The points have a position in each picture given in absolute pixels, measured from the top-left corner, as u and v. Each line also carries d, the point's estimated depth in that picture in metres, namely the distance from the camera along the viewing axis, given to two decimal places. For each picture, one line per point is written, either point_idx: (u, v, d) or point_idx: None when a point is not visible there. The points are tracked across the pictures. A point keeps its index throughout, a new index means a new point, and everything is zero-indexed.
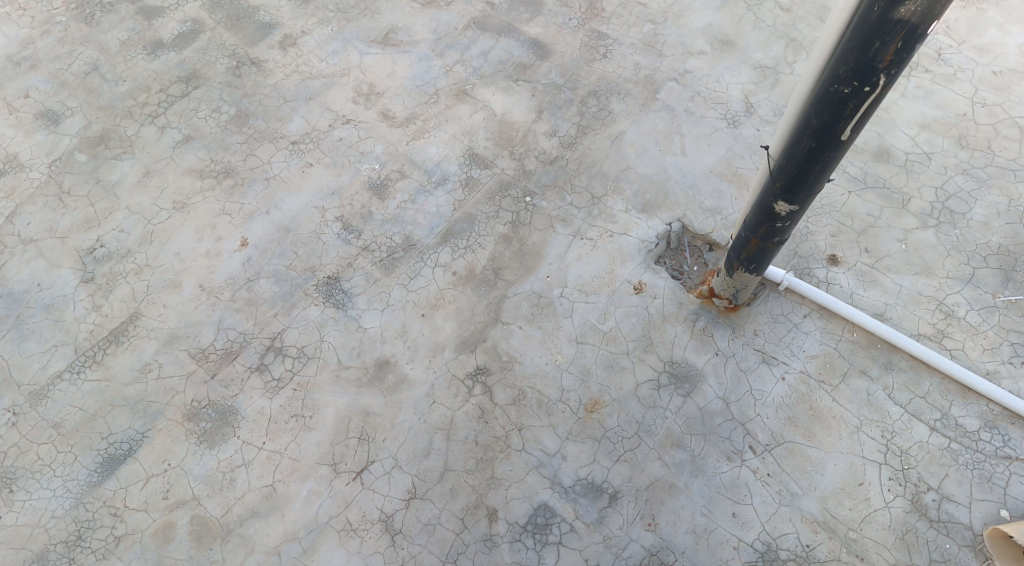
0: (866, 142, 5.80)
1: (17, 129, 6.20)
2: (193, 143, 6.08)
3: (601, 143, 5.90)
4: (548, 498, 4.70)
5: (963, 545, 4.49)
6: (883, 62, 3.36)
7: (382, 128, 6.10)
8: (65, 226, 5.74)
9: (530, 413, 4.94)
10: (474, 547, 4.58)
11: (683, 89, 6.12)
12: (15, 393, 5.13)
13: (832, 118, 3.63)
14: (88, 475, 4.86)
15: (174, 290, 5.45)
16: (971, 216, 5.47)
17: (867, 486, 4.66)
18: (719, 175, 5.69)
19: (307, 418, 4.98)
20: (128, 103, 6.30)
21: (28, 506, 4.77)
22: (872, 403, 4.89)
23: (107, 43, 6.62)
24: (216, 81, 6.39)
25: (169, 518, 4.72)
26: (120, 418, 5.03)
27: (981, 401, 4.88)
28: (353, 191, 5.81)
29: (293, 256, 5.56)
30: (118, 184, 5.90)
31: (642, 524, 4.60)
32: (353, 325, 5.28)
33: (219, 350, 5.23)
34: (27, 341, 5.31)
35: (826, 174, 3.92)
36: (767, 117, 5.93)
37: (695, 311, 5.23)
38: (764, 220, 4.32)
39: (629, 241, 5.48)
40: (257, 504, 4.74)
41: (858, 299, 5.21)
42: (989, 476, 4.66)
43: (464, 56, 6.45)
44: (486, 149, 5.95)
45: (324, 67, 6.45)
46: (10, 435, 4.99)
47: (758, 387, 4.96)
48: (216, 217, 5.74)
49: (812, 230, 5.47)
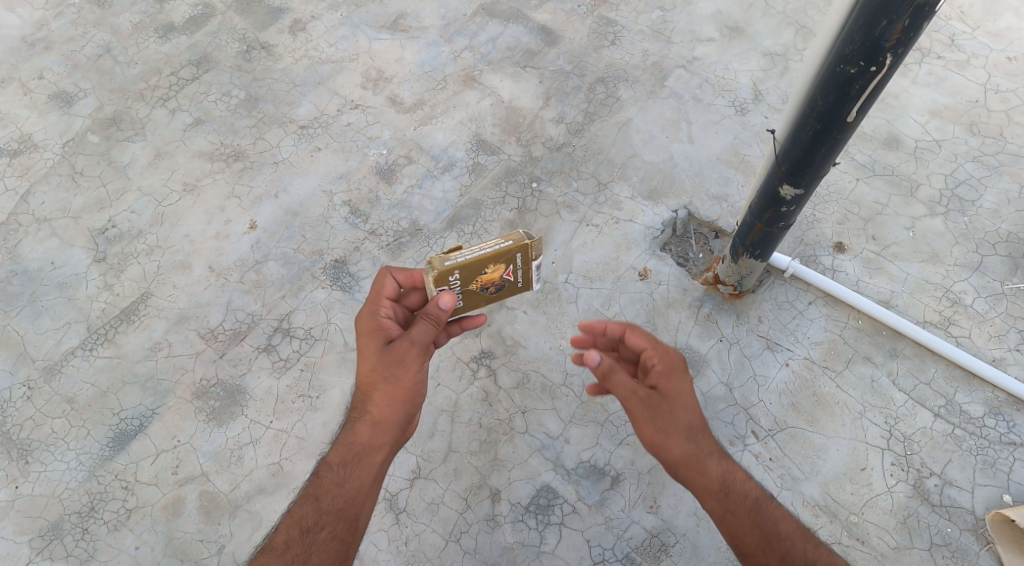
0: (875, 130, 5.77)
1: (31, 110, 6.28)
2: (203, 126, 6.13)
3: (608, 130, 5.91)
4: (551, 479, 4.75)
5: (965, 530, 4.52)
6: (890, 41, 3.35)
7: (390, 113, 6.13)
8: (78, 206, 5.82)
9: (534, 396, 4.98)
10: (478, 526, 4.66)
11: (692, 76, 6.11)
12: (30, 367, 5.24)
13: (838, 99, 3.62)
14: (100, 450, 4.96)
15: (184, 271, 5.53)
16: (980, 204, 5.44)
17: (869, 471, 4.69)
18: (726, 162, 5.69)
19: (314, 398, 5.04)
20: (140, 85, 6.35)
21: (43, 477, 4.90)
22: (876, 389, 4.90)
23: (119, 26, 6.68)
24: (226, 65, 6.43)
25: (178, 493, 4.82)
26: (131, 395, 5.12)
27: (986, 388, 4.87)
28: (361, 175, 5.85)
29: (302, 240, 5.61)
30: (130, 166, 5.97)
31: (644, 506, 4.64)
32: (360, 308, 5.33)
33: (227, 330, 5.30)
34: (41, 318, 5.41)
35: (832, 156, 3.91)
36: (776, 104, 5.91)
37: (700, 298, 5.24)
38: (769, 204, 4.31)
39: (635, 227, 5.50)
40: (265, 481, 4.83)
41: (864, 286, 5.22)
42: (993, 462, 4.67)
43: (473, 42, 6.45)
44: (493, 135, 5.97)
45: (333, 52, 6.48)
46: (25, 409, 5.10)
47: (761, 373, 4.99)
48: (225, 200, 5.80)
49: (819, 217, 5.47)
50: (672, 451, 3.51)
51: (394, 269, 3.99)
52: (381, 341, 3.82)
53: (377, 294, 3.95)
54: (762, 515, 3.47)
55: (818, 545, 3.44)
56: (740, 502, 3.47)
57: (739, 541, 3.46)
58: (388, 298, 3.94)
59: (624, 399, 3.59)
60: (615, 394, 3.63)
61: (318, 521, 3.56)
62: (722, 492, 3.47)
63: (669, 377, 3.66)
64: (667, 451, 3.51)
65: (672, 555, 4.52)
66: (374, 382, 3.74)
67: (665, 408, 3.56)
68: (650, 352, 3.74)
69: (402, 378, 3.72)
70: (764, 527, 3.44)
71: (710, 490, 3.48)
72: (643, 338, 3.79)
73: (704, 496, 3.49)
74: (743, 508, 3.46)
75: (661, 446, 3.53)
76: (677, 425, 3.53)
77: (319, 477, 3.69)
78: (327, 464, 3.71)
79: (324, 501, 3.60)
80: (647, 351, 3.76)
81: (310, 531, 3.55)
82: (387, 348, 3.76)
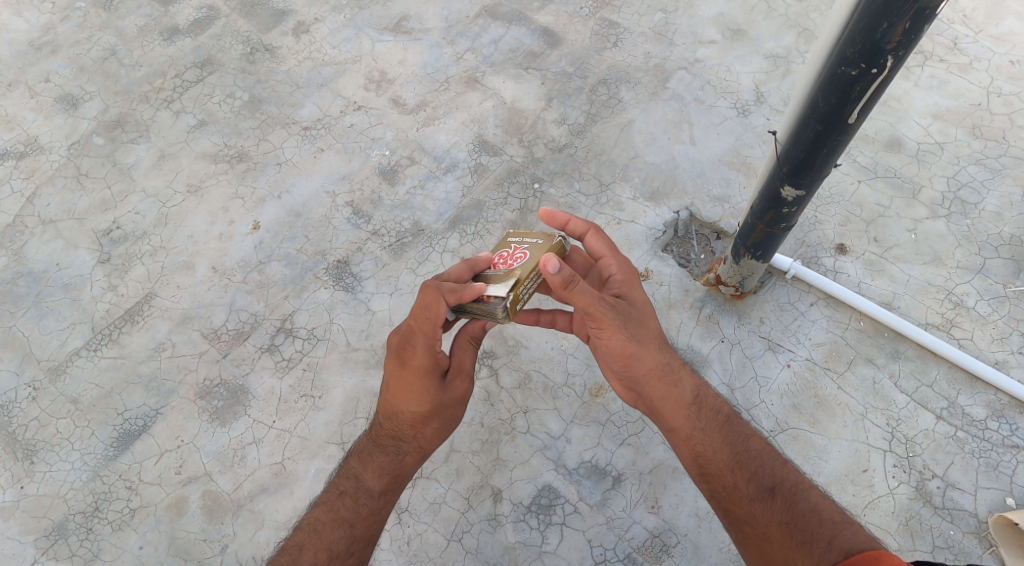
0: (877, 132, 5.78)
1: (37, 112, 6.31)
2: (207, 128, 6.16)
3: (610, 131, 5.93)
4: (553, 479, 4.76)
5: (967, 533, 4.52)
6: (891, 44, 3.36)
7: (392, 115, 6.15)
8: (83, 207, 5.85)
9: (536, 396, 4.99)
10: (479, 526, 4.67)
11: (694, 78, 6.12)
12: (35, 368, 5.27)
13: (839, 101, 3.64)
14: (104, 450, 4.98)
15: (188, 271, 5.55)
16: (982, 207, 5.45)
17: (871, 472, 4.69)
18: (728, 164, 5.70)
19: (316, 398, 5.06)
20: (145, 88, 6.38)
21: (48, 477, 4.93)
22: (877, 390, 4.91)
23: (124, 29, 6.72)
24: (230, 67, 6.46)
25: (182, 493, 4.84)
26: (135, 395, 5.14)
27: (989, 390, 4.87)
28: (364, 177, 5.87)
29: (305, 240, 5.63)
30: (135, 168, 6.00)
31: (645, 507, 4.65)
32: (362, 308, 5.34)
33: (231, 330, 5.32)
34: (46, 318, 5.44)
35: (833, 158, 3.93)
36: (778, 106, 5.92)
37: (701, 298, 5.25)
38: (770, 205, 4.32)
39: (637, 228, 5.51)
40: (268, 481, 4.85)
41: (866, 288, 5.22)
42: (996, 465, 4.67)
43: (476, 44, 6.48)
44: (495, 136, 5.99)
45: (336, 53, 6.51)
46: (31, 409, 5.13)
47: (763, 374, 5.00)
48: (229, 201, 5.82)
49: (821, 218, 5.47)
50: (645, 361, 3.71)
51: (447, 291, 3.51)
52: (438, 376, 3.65)
53: (433, 320, 3.53)
54: (731, 432, 3.63)
55: (785, 466, 3.47)
56: (710, 418, 3.68)
57: (707, 459, 3.58)
58: (440, 326, 3.56)
59: (589, 307, 3.55)
60: (577, 303, 3.56)
61: (350, 549, 3.57)
62: (693, 406, 3.69)
63: (631, 287, 3.80)
64: (641, 361, 3.70)
65: (674, 555, 4.52)
66: (432, 416, 3.71)
67: (633, 314, 3.68)
68: (610, 260, 3.88)
69: (457, 414, 3.81)
70: (733, 444, 3.58)
71: (683, 402, 3.70)
72: (602, 243, 3.92)
73: (677, 410, 3.70)
74: (713, 425, 3.65)
75: (633, 357, 3.69)
76: (649, 334, 3.72)
77: (354, 501, 3.69)
78: (368, 489, 3.71)
79: (360, 528, 3.62)
80: (609, 262, 3.89)
81: (341, 557, 3.54)
82: (448, 384, 3.70)
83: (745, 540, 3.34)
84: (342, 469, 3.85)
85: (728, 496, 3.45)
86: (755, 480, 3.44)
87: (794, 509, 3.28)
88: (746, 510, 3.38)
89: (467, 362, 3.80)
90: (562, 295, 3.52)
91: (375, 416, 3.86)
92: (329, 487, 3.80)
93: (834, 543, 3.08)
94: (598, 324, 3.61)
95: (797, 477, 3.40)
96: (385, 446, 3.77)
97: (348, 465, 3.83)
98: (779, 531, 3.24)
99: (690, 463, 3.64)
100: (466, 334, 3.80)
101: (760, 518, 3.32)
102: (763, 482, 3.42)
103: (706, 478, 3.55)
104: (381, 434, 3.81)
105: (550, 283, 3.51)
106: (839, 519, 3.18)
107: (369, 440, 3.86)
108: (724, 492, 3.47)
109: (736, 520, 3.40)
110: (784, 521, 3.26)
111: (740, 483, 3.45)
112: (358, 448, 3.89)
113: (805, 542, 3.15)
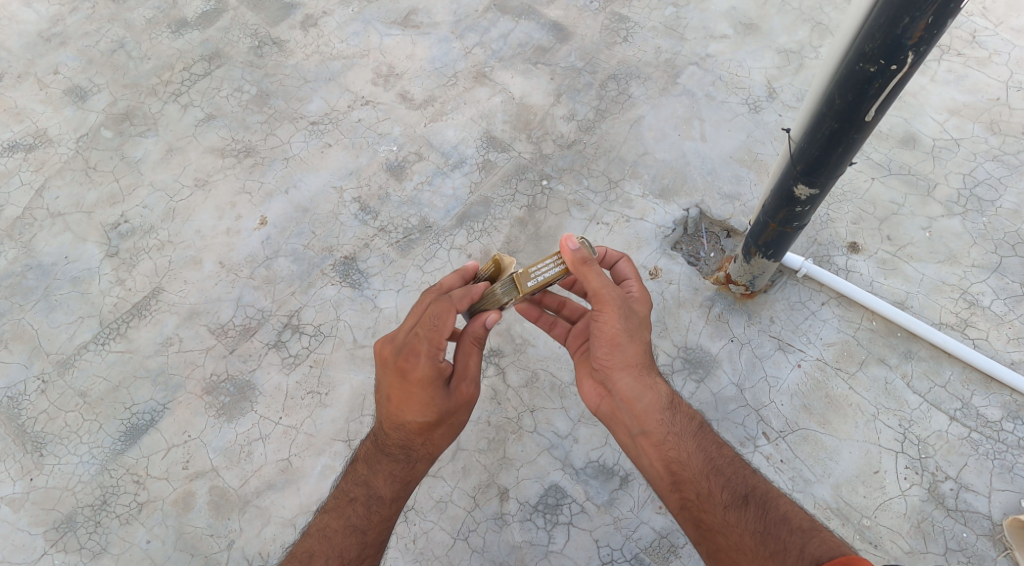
0: (892, 128, 5.69)
1: (46, 105, 6.31)
2: (214, 122, 6.14)
3: (620, 127, 5.87)
4: (560, 479, 4.74)
5: (981, 535, 4.46)
6: (912, 39, 3.29)
7: (401, 110, 6.11)
8: (91, 201, 5.84)
9: (543, 395, 4.95)
10: (486, 524, 4.65)
11: (705, 73, 6.04)
12: (44, 360, 5.28)
13: (856, 98, 3.57)
14: (112, 444, 4.99)
15: (196, 266, 5.54)
16: (1000, 204, 5.36)
17: (883, 474, 4.64)
18: (739, 161, 5.63)
19: (323, 395, 5.05)
20: (153, 81, 6.36)
21: (56, 470, 4.94)
22: (889, 391, 4.85)
23: (133, 21, 6.69)
24: (238, 61, 6.43)
25: (190, 487, 4.85)
26: (143, 389, 5.14)
27: (1003, 391, 4.80)
28: (371, 172, 5.84)
29: (312, 236, 5.60)
30: (143, 161, 5.99)
31: (653, 507, 4.62)
32: (369, 305, 5.32)
33: (238, 326, 5.31)
34: (55, 311, 5.44)
35: (849, 157, 3.86)
36: (790, 102, 5.84)
37: (711, 297, 5.20)
38: (783, 203, 4.25)
39: (646, 226, 5.45)
40: (275, 477, 4.85)
41: (879, 287, 5.15)
42: (1010, 467, 4.61)
43: (485, 38, 6.42)
44: (504, 132, 5.94)
45: (345, 47, 6.46)
46: (40, 402, 5.14)
47: (773, 373, 4.95)
48: (237, 195, 5.80)
49: (833, 217, 5.40)
50: (628, 355, 3.66)
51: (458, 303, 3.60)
52: (442, 385, 3.62)
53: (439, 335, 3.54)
54: (703, 439, 3.55)
55: (757, 474, 3.42)
56: (684, 423, 3.58)
57: (680, 466, 3.47)
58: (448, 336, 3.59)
59: (594, 285, 3.62)
60: (588, 284, 3.65)
61: (361, 555, 3.54)
62: (668, 410, 3.60)
63: (641, 295, 3.79)
64: (626, 355, 3.65)
65: (681, 556, 4.49)
66: (437, 424, 3.67)
67: (637, 316, 3.70)
68: (633, 281, 3.86)
69: (463, 418, 3.78)
70: (707, 451, 3.50)
71: (657, 407, 3.61)
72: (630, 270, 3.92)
73: (651, 415, 3.60)
74: (687, 431, 3.56)
75: (619, 347, 3.65)
76: (643, 338, 3.70)
77: (366, 507, 3.65)
78: (379, 496, 3.67)
79: (371, 534, 3.59)
80: (629, 279, 3.90)
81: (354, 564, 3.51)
82: (451, 392, 3.66)
83: (716, 550, 3.28)
84: (349, 476, 3.79)
85: (702, 504, 3.35)
86: (729, 487, 3.36)
87: (766, 517, 3.24)
88: (720, 518, 3.29)
89: (471, 367, 3.74)
90: (579, 272, 3.63)
91: (379, 424, 3.78)
92: (338, 493, 3.75)
93: (807, 550, 3.07)
94: (597, 305, 3.66)
95: (769, 485, 3.36)
96: (393, 454, 3.72)
97: (356, 471, 3.77)
98: (753, 539, 3.19)
99: (662, 470, 3.51)
100: (469, 337, 3.73)
101: (734, 527, 3.25)
102: (736, 489, 3.35)
103: (678, 486, 3.44)
104: (387, 442, 3.75)
105: (567, 262, 3.65)
106: (808, 526, 3.17)
107: (376, 447, 3.79)
108: (697, 500, 3.36)
109: (708, 529, 3.30)
110: (757, 530, 3.21)
111: (714, 490, 3.36)
112: (365, 454, 3.82)
113: (778, 551, 3.12)
